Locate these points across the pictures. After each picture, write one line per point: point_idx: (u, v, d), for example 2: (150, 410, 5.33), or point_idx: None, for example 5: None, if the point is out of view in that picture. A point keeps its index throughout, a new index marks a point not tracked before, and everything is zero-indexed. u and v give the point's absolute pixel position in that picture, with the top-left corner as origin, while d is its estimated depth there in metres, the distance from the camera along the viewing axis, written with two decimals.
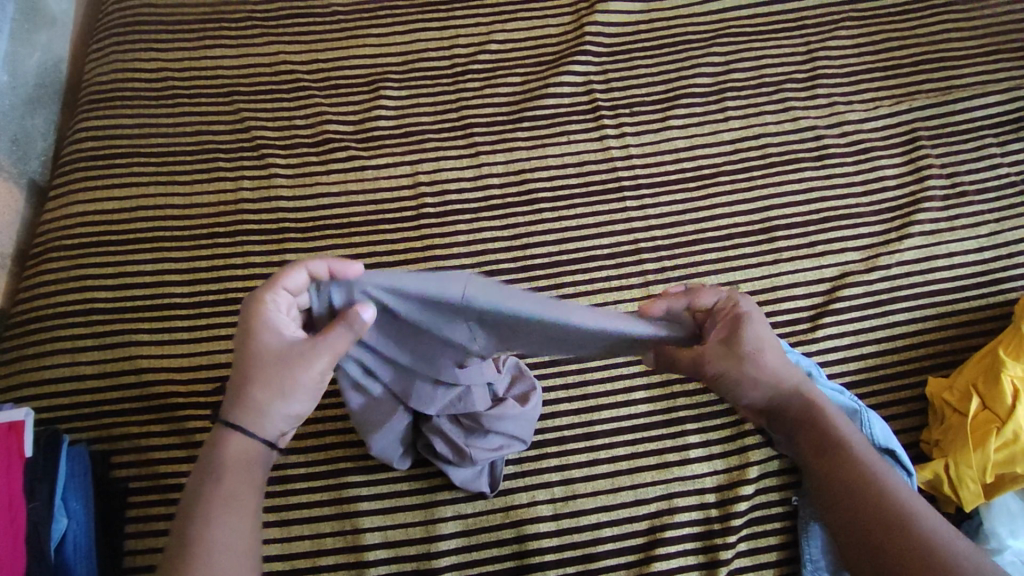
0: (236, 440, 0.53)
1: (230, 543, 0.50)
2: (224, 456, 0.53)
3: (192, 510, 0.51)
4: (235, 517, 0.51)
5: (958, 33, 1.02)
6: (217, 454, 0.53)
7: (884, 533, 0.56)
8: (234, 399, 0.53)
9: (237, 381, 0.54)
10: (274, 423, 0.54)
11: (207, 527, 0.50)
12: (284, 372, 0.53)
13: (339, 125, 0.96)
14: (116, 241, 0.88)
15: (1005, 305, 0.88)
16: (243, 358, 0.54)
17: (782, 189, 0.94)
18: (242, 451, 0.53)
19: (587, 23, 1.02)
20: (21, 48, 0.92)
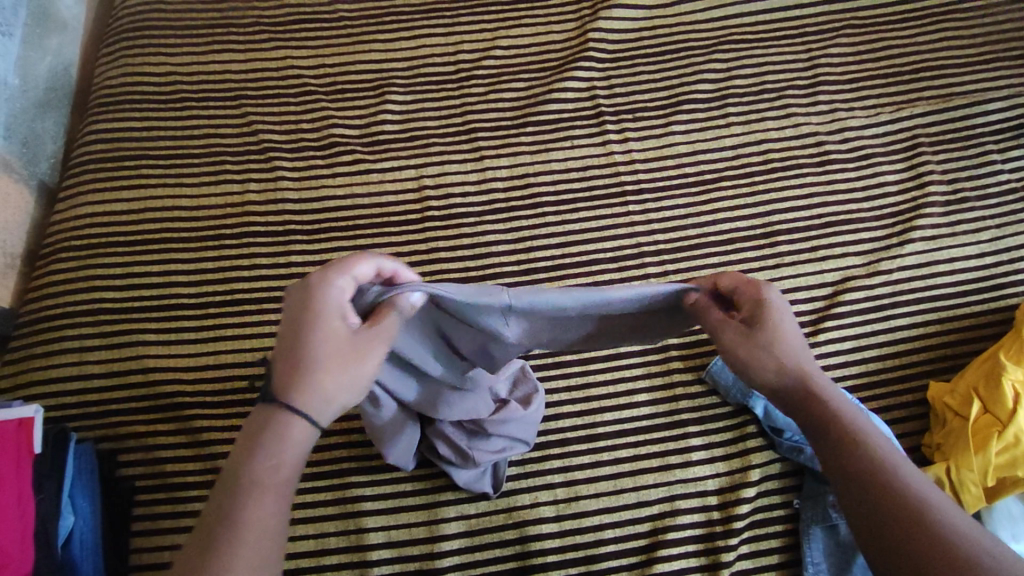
0: (285, 419, 0.48)
1: (264, 536, 0.46)
2: (270, 436, 0.48)
3: (228, 490, 0.46)
4: (272, 508, 0.47)
5: (958, 41, 1.03)
6: (262, 431, 0.48)
7: (906, 529, 0.51)
8: (290, 387, 0.49)
9: (294, 367, 0.49)
10: (327, 415, 0.51)
11: (242, 514, 0.45)
12: (350, 361, 0.50)
13: (345, 129, 0.97)
14: (123, 242, 0.89)
15: (1006, 310, 0.89)
16: (301, 341, 0.49)
17: (784, 194, 0.95)
18: (289, 433, 0.48)
19: (591, 29, 1.03)
20: (32, 52, 0.93)
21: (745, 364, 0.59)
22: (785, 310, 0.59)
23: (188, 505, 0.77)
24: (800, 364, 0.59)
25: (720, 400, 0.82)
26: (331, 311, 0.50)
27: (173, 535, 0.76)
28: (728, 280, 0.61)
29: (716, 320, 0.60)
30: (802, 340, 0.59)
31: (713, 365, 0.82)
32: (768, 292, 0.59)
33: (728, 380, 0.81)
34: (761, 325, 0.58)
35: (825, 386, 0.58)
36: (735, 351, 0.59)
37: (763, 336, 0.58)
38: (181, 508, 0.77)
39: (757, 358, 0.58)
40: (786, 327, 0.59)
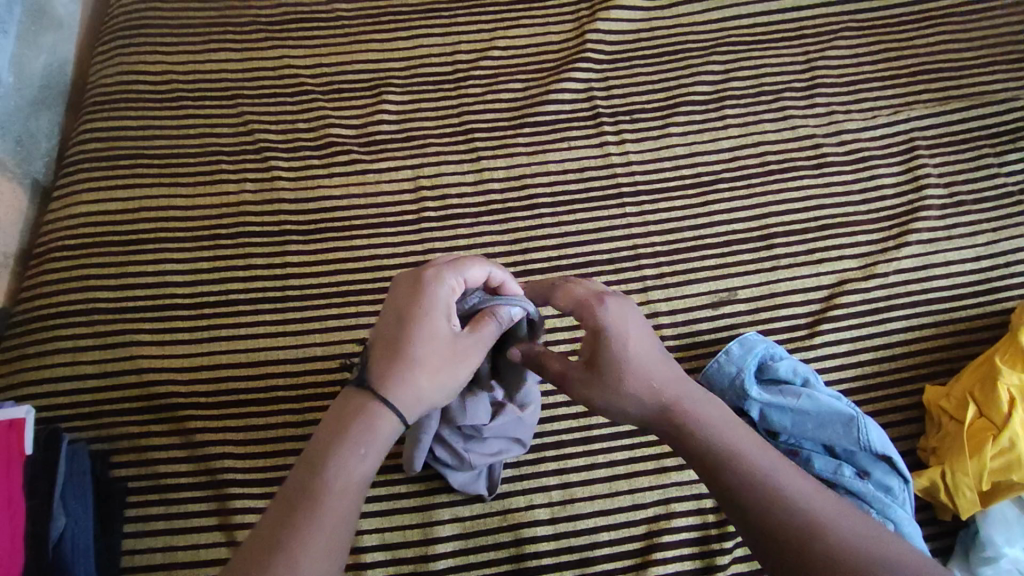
0: (372, 409, 0.50)
1: (335, 527, 0.47)
2: (354, 426, 0.50)
3: (309, 473, 0.49)
4: (346, 500, 0.48)
5: (956, 44, 1.03)
6: (345, 418, 0.50)
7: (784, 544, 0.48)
8: (391, 372, 0.51)
9: (399, 353, 0.52)
10: (415, 410, 0.52)
11: (320, 502, 0.47)
12: (450, 358, 0.53)
13: (342, 129, 0.97)
14: (118, 241, 0.89)
15: (1001, 313, 0.89)
16: (404, 334, 0.52)
17: (781, 196, 0.95)
18: (372, 425, 0.50)
19: (589, 30, 1.03)
20: (27, 50, 0.93)
21: (603, 395, 0.56)
22: (622, 327, 0.56)
23: (182, 506, 0.77)
24: (648, 380, 0.55)
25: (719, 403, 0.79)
26: (438, 304, 0.54)
27: (166, 536, 0.76)
28: (565, 299, 0.59)
29: (557, 367, 0.58)
30: (651, 353, 0.56)
31: (709, 367, 0.81)
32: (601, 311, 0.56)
33: (724, 382, 0.80)
34: (597, 350, 0.56)
35: (679, 396, 0.55)
36: (583, 386, 0.57)
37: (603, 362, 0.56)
38: (174, 509, 0.77)
39: (607, 388, 0.56)
40: (627, 346, 0.55)
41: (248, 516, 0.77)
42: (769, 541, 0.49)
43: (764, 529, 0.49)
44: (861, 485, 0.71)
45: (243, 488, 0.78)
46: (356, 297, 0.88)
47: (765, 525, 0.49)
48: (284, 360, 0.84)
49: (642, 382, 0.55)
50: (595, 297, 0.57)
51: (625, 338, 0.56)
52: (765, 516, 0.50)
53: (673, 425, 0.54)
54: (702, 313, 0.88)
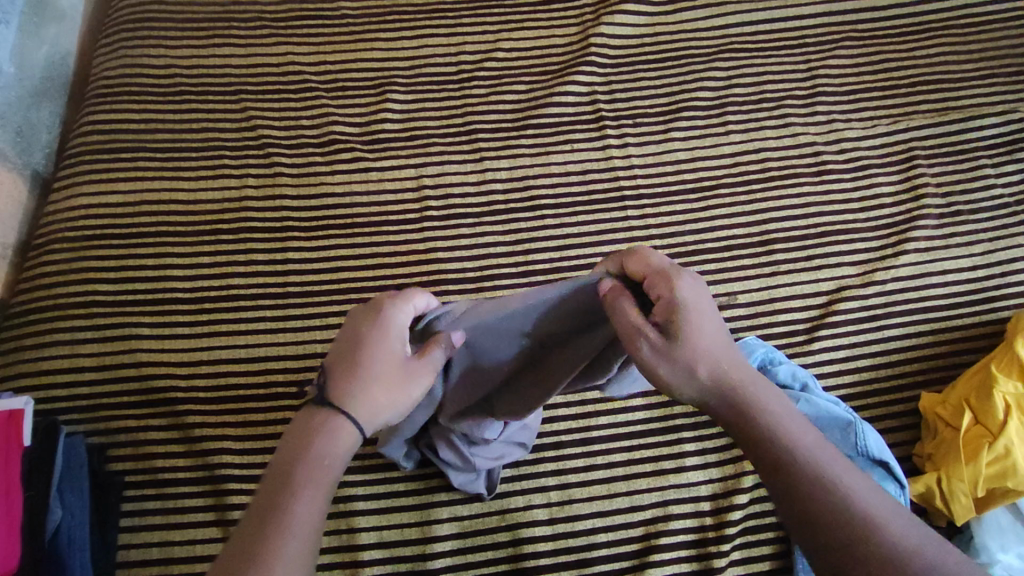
0: (335, 418, 0.50)
1: (309, 526, 0.46)
2: (320, 430, 0.49)
3: (277, 477, 0.47)
4: (319, 499, 0.47)
5: (955, 56, 1.04)
6: (310, 425, 0.50)
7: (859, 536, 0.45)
8: (340, 394, 0.50)
9: (347, 376, 0.51)
10: (372, 425, 0.52)
11: (293, 502, 0.46)
12: (399, 380, 0.51)
13: (345, 127, 0.97)
14: (119, 234, 0.89)
15: (996, 322, 0.90)
16: (358, 355, 0.51)
17: (781, 202, 0.96)
18: (337, 429, 0.49)
19: (593, 34, 1.03)
20: (29, 41, 0.92)
21: (672, 375, 0.49)
22: (700, 303, 0.50)
23: (179, 500, 0.77)
24: (718, 360, 0.50)
25: None
26: (390, 328, 0.53)
27: (162, 531, 0.75)
28: (641, 266, 0.52)
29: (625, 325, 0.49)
30: (722, 335, 0.50)
31: None
32: (680, 285, 0.49)
33: None
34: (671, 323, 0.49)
35: (749, 383, 0.50)
36: (652, 361, 0.48)
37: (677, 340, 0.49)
38: (171, 503, 0.76)
39: (679, 366, 0.49)
40: (702, 324, 0.49)
41: (245, 512, 0.76)
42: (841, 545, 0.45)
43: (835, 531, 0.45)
44: None
45: (241, 483, 0.77)
46: (357, 294, 0.88)
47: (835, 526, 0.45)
48: (284, 356, 0.84)
49: (712, 359, 0.49)
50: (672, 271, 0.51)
51: (704, 309, 0.50)
52: (834, 517, 0.45)
53: (742, 411, 0.49)
54: None
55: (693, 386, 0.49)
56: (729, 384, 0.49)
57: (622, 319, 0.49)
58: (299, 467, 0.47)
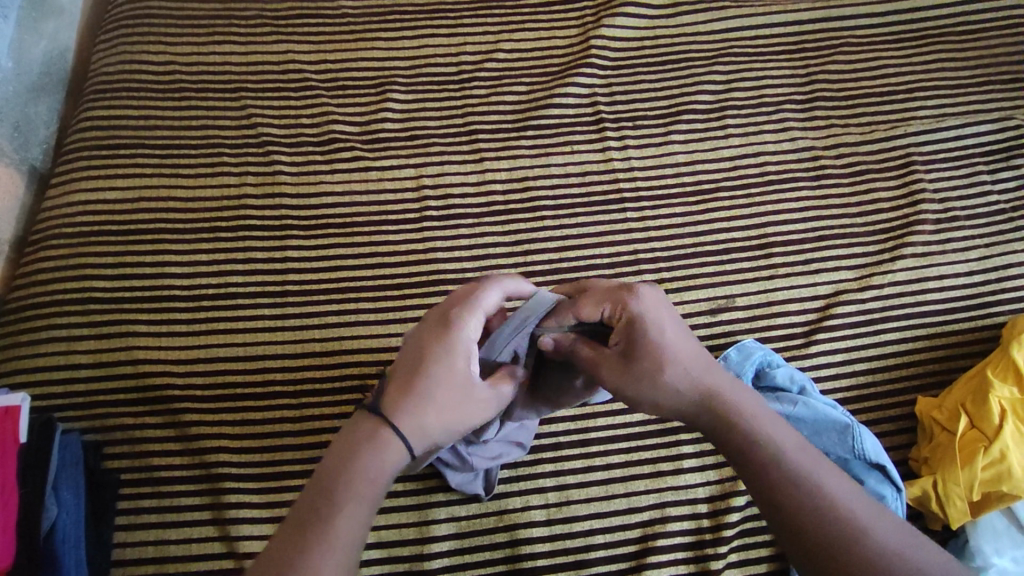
0: (386, 433, 0.51)
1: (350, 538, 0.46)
2: (366, 446, 0.50)
3: (321, 488, 0.48)
4: (360, 514, 0.47)
5: (952, 63, 1.05)
6: (357, 442, 0.50)
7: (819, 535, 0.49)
8: (399, 403, 0.51)
9: (425, 377, 0.53)
10: (421, 443, 0.52)
11: (334, 515, 0.46)
12: (468, 395, 0.54)
13: (345, 126, 0.97)
14: (116, 230, 0.88)
15: (992, 328, 0.90)
16: (422, 367, 0.53)
17: (780, 206, 0.96)
18: (383, 445, 0.50)
19: (594, 36, 1.03)
20: (27, 36, 0.91)
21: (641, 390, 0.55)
22: (657, 319, 0.55)
23: (175, 499, 0.76)
24: (688, 372, 0.54)
25: None
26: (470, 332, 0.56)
27: (158, 529, 0.75)
28: (592, 306, 0.58)
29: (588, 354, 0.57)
30: (690, 345, 0.55)
31: None
32: (634, 303, 0.56)
33: None
34: (630, 342, 0.55)
35: (723, 390, 0.54)
36: (617, 381, 0.55)
37: (637, 356, 0.55)
38: (167, 502, 0.76)
39: (644, 381, 0.54)
40: (662, 337, 0.55)
41: (241, 511, 0.76)
42: (806, 542, 0.50)
43: (805, 532, 0.50)
44: None
45: (237, 482, 0.77)
46: (356, 293, 0.87)
47: (801, 525, 0.50)
48: (282, 355, 0.84)
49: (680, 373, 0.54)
50: (624, 290, 0.57)
51: (657, 322, 0.55)
52: (801, 518, 0.50)
53: (718, 420, 0.54)
54: (700, 319, 0.89)
55: (665, 398, 0.55)
56: (704, 394, 0.54)
57: (579, 351, 0.58)
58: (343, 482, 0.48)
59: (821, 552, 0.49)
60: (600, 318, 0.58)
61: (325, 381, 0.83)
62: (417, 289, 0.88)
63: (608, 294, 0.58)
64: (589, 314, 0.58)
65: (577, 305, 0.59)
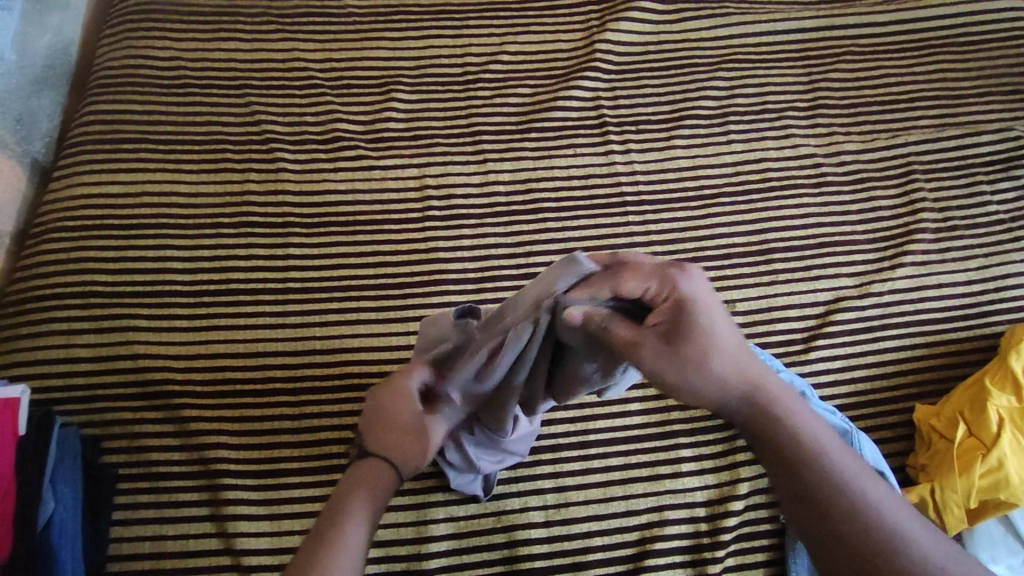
0: (370, 465, 0.57)
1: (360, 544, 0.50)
2: (365, 476, 0.56)
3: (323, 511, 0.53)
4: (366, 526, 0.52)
5: (953, 74, 1.06)
6: (356, 475, 0.56)
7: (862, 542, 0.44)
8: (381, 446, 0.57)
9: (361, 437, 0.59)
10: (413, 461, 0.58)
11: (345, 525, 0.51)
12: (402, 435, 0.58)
13: (349, 125, 0.97)
14: (118, 224, 0.88)
15: (990, 337, 0.91)
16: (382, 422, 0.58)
17: (781, 213, 0.96)
18: (377, 473, 0.56)
19: (598, 40, 1.04)
20: (32, 29, 0.91)
21: (681, 381, 0.49)
22: (709, 303, 0.49)
23: (173, 495, 0.76)
24: (735, 364, 0.49)
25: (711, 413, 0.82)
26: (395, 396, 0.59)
27: (155, 525, 0.75)
28: (635, 278, 0.49)
29: (625, 332, 0.48)
30: (738, 336, 0.49)
31: None
32: (685, 283, 0.49)
33: None
34: (674, 322, 0.48)
35: (769, 387, 0.50)
36: (655, 363, 0.48)
37: (681, 342, 0.48)
38: (165, 497, 0.76)
39: (687, 371, 0.48)
40: (713, 324, 0.48)
41: (239, 508, 0.76)
42: (847, 557, 0.45)
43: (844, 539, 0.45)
44: None
45: (236, 479, 0.77)
46: (357, 292, 0.88)
47: (845, 539, 0.45)
48: (283, 352, 0.83)
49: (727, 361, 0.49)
50: (673, 266, 0.49)
51: (710, 304, 0.49)
52: (843, 529, 0.45)
53: (762, 418, 0.49)
54: None
55: (707, 391, 0.49)
56: (747, 387, 0.50)
57: (614, 329, 0.49)
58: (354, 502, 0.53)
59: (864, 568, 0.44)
60: (643, 294, 0.50)
61: (325, 379, 0.82)
62: (418, 289, 0.88)
63: (653, 269, 0.49)
64: (632, 286, 0.49)
65: (618, 277, 0.49)
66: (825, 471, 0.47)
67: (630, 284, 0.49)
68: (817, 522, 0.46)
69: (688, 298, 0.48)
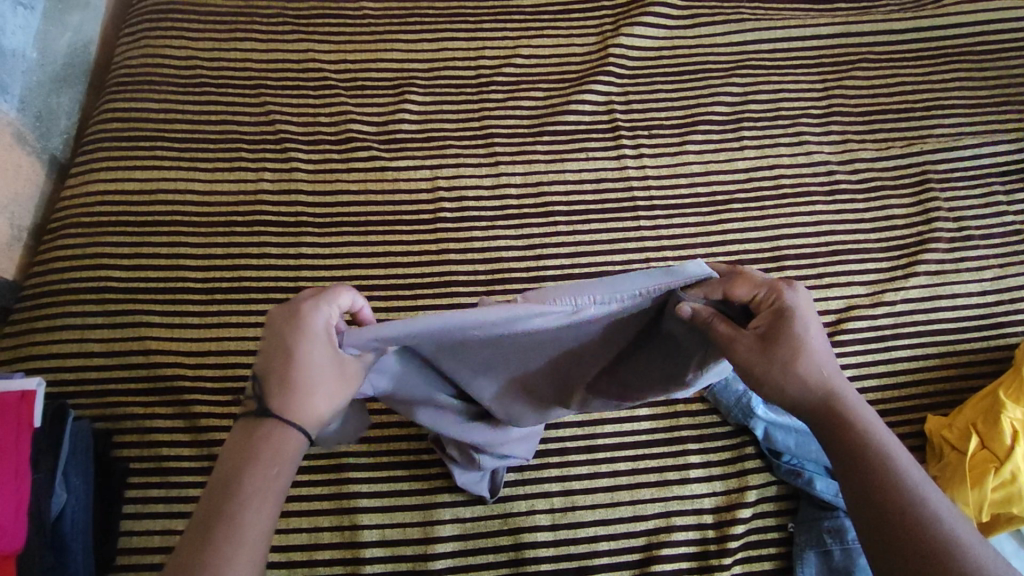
0: (271, 431, 0.48)
1: (258, 534, 0.45)
2: (263, 447, 0.47)
3: (218, 487, 0.46)
4: (266, 510, 0.46)
5: (970, 82, 1.05)
6: (250, 446, 0.47)
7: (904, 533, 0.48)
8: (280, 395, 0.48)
9: (257, 377, 0.49)
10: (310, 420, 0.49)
11: (239, 512, 0.45)
12: (314, 392, 0.48)
13: (362, 126, 0.97)
14: (134, 221, 0.89)
15: (1004, 348, 0.90)
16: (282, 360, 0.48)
17: (794, 220, 0.96)
18: (280, 445, 0.47)
19: (612, 44, 1.04)
20: (53, 28, 0.92)
21: (768, 378, 0.51)
22: (809, 316, 0.52)
23: (183, 489, 0.77)
24: (821, 367, 0.52)
25: (721, 419, 0.81)
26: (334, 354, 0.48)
27: (165, 519, 0.76)
28: (746, 286, 0.52)
29: (726, 329, 0.49)
30: (828, 344, 0.52)
31: (715, 384, 0.80)
32: (793, 295, 0.52)
33: (731, 399, 0.79)
34: (771, 330, 0.51)
35: (847, 392, 0.52)
36: (748, 360, 0.49)
37: (776, 345, 0.51)
38: (175, 492, 0.77)
39: (778, 369, 0.51)
40: (810, 333, 0.51)
41: None
42: (897, 548, 0.48)
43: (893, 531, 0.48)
44: None
45: None
46: (368, 293, 0.88)
47: (897, 531, 0.48)
48: None
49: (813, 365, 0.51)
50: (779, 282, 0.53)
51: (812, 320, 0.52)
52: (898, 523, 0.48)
53: (836, 417, 0.52)
54: None
55: (788, 388, 0.52)
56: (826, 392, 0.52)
57: (717, 326, 0.49)
58: (246, 483, 0.46)
59: (912, 560, 0.47)
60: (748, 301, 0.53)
61: None
62: (429, 290, 0.89)
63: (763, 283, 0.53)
64: (739, 293, 0.52)
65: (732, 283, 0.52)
66: (890, 470, 0.50)
67: (739, 289, 0.52)
68: (875, 514, 0.49)
69: (793, 311, 0.51)
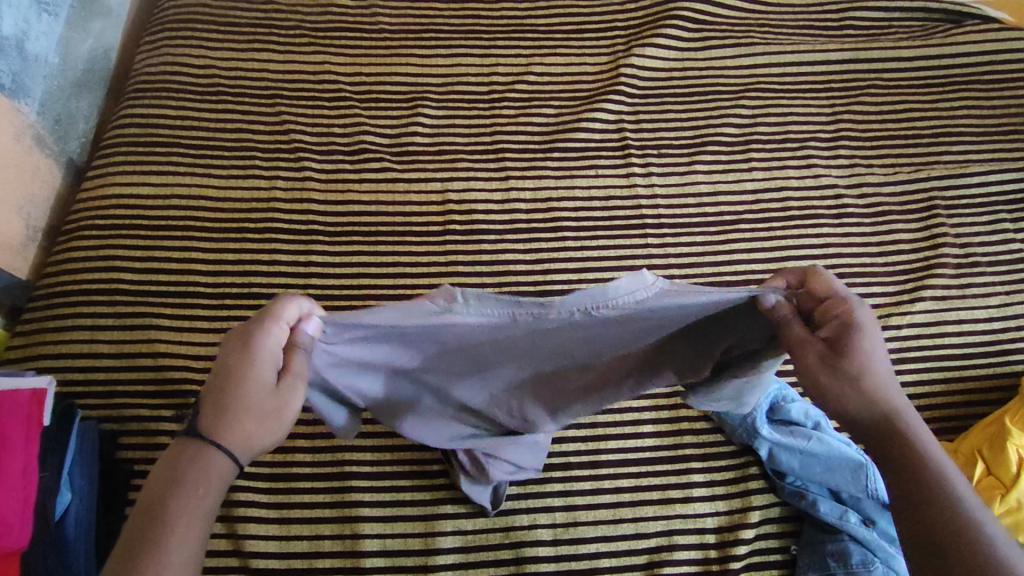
0: (200, 453, 0.47)
1: (186, 563, 0.45)
2: (190, 468, 0.47)
3: (149, 506, 0.45)
4: (193, 534, 0.45)
5: (977, 111, 1.06)
6: (178, 466, 0.46)
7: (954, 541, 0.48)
8: (219, 423, 0.48)
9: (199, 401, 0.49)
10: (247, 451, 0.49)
11: (165, 542, 0.44)
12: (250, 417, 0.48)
13: (376, 138, 0.99)
14: (147, 225, 0.90)
15: (1010, 375, 0.90)
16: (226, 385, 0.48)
17: (800, 242, 0.96)
18: (208, 467, 0.47)
19: (623, 64, 1.05)
20: (75, 35, 0.94)
21: (833, 392, 0.51)
22: (875, 330, 0.51)
23: None
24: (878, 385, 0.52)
25: (726, 438, 0.81)
26: (395, 323, 0.48)
27: None
28: (823, 284, 0.52)
29: (800, 334, 0.51)
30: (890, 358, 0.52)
31: None
32: (864, 311, 0.51)
33: (736, 419, 0.79)
34: (839, 341, 0.51)
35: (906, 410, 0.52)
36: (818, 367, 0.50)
37: (845, 355, 0.51)
38: None
39: (839, 382, 0.51)
40: (874, 350, 0.51)
41: (250, 510, 0.76)
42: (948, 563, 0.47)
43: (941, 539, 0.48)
44: (865, 533, 0.73)
45: (247, 481, 0.77)
46: (376, 302, 0.89)
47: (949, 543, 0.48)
48: None
49: (872, 380, 0.51)
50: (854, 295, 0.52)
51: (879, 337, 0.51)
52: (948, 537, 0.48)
53: (895, 433, 0.51)
54: None
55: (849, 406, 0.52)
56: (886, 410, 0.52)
57: (793, 327, 0.51)
58: (170, 503, 0.45)
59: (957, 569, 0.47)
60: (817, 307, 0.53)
61: None
62: None
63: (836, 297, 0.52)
64: (819, 290, 0.53)
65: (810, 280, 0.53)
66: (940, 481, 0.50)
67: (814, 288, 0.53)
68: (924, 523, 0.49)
69: (862, 322, 0.51)
